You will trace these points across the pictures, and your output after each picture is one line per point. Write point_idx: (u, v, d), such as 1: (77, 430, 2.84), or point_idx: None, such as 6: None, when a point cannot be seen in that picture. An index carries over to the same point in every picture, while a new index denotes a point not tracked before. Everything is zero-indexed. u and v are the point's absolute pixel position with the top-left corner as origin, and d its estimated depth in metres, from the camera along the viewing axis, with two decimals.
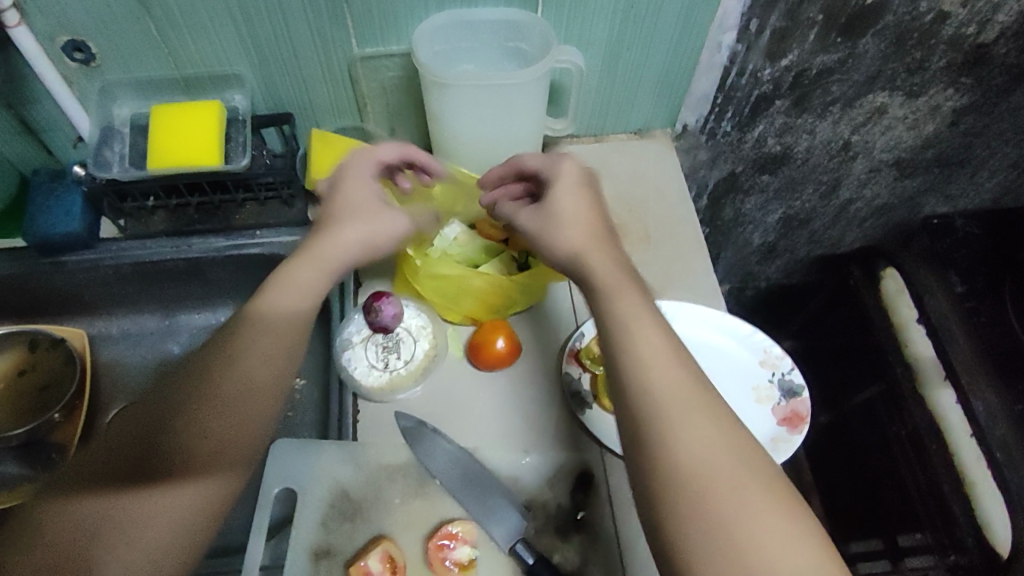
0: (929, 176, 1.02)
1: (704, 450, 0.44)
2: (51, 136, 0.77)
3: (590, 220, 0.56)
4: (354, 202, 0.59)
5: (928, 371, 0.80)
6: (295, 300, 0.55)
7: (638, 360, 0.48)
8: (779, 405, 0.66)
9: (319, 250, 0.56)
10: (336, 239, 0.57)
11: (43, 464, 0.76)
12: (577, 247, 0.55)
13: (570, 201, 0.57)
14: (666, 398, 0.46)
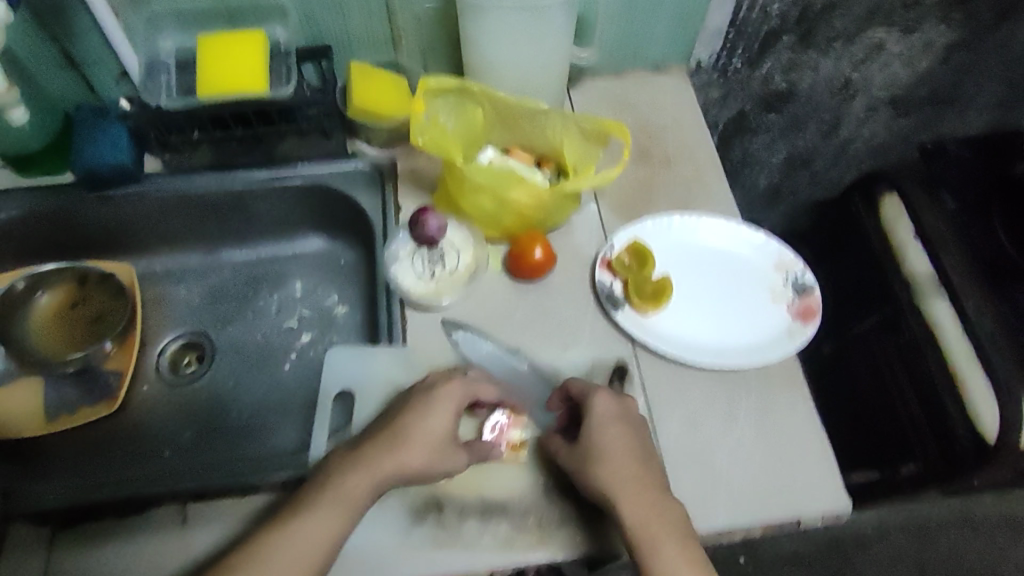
0: (921, 114, 1.09)
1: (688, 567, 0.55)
2: (94, 71, 0.79)
3: (631, 454, 0.59)
4: (432, 431, 0.60)
5: (924, 284, 0.88)
6: (344, 495, 0.57)
7: (647, 526, 0.56)
8: (793, 301, 0.72)
9: (383, 470, 0.58)
10: (404, 467, 0.58)
11: (100, 390, 0.80)
12: (610, 477, 0.58)
13: (610, 436, 0.59)
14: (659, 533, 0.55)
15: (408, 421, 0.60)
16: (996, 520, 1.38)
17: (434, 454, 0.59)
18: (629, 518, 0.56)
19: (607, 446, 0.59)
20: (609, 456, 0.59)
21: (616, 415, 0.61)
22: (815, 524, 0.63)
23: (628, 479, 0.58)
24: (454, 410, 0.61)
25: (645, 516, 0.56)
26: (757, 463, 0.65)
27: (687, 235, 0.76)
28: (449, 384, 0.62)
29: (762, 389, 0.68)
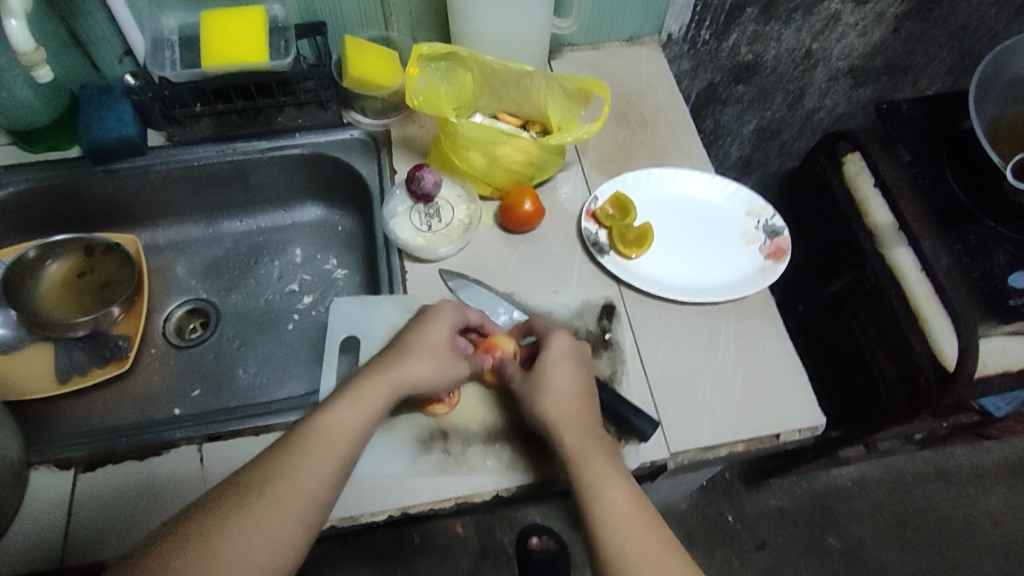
0: (879, 84, 1.17)
1: (617, 485, 0.57)
2: (98, 51, 0.83)
3: (580, 389, 0.63)
4: (431, 340, 0.65)
5: (886, 234, 0.96)
6: (362, 394, 0.61)
7: (584, 447, 0.60)
8: (765, 243, 0.78)
9: (390, 377, 0.62)
10: (412, 374, 0.63)
11: (110, 352, 0.84)
12: (556, 411, 0.61)
13: (562, 372, 0.64)
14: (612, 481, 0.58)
15: (410, 334, 0.65)
16: (968, 472, 1.45)
17: (440, 358, 0.65)
18: (569, 436, 0.60)
19: (561, 379, 0.63)
20: (560, 388, 0.63)
21: (571, 355, 0.65)
22: (792, 439, 0.69)
23: (572, 410, 0.61)
24: (451, 323, 0.67)
25: (581, 444, 0.60)
26: (737, 386, 0.70)
27: (666, 188, 0.81)
28: (443, 304, 0.68)
29: (739, 322, 0.74)
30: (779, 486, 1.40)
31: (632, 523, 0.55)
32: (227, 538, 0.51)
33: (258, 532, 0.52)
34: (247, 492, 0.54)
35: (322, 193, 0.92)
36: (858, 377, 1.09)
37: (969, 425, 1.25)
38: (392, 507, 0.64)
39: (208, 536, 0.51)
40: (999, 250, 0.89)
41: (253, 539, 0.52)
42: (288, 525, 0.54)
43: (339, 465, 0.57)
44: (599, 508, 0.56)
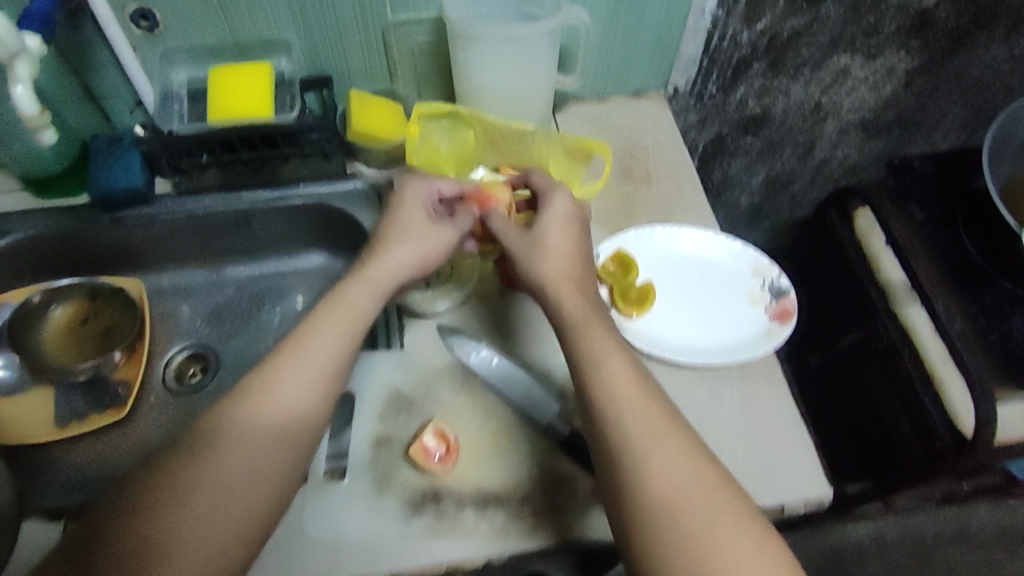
0: (891, 136, 1.15)
1: (624, 377, 0.59)
2: (110, 102, 0.85)
3: (573, 249, 0.67)
4: (411, 225, 0.69)
5: (898, 292, 0.94)
6: (351, 307, 0.64)
7: (587, 328, 0.62)
8: (770, 304, 0.76)
9: (374, 275, 0.66)
10: (392, 268, 0.67)
11: (109, 398, 0.83)
12: (551, 275, 0.65)
13: (557, 230, 0.67)
14: (642, 445, 0.55)
15: (388, 227, 0.69)
16: (992, 534, 1.38)
17: (417, 231, 0.69)
18: (566, 299, 0.63)
19: (556, 242, 0.67)
20: (553, 248, 0.66)
21: (564, 214, 0.69)
22: (797, 511, 0.66)
23: (559, 270, 0.65)
24: (422, 202, 0.71)
25: (577, 320, 0.62)
26: (740, 454, 0.67)
27: (670, 245, 0.80)
28: (413, 182, 0.72)
29: (742, 385, 0.72)
30: (792, 546, 1.35)
31: (652, 439, 0.55)
32: (217, 454, 0.55)
33: (246, 442, 0.56)
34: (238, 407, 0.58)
35: (326, 241, 0.92)
36: (873, 437, 1.05)
37: (992, 486, 1.20)
38: (381, 571, 0.62)
39: (204, 451, 0.55)
40: (1016, 312, 0.87)
41: (237, 453, 0.55)
42: (273, 430, 0.57)
43: (323, 378, 0.60)
44: (623, 448, 0.55)
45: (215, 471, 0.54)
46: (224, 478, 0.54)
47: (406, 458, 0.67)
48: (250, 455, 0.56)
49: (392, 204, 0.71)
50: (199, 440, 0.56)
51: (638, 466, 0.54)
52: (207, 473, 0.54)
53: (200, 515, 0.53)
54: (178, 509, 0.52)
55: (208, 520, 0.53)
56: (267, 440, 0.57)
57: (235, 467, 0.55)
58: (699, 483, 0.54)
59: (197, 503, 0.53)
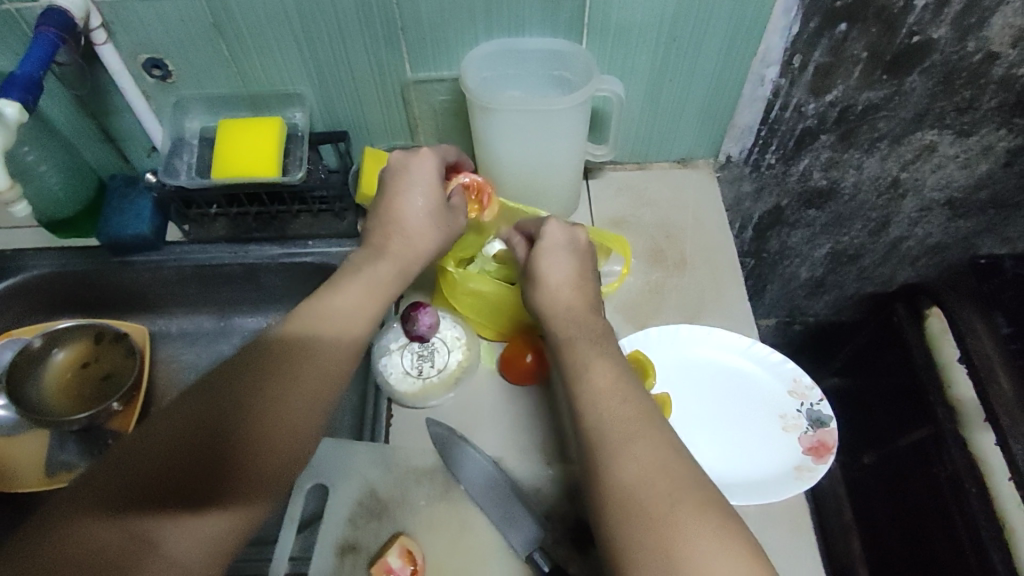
0: (984, 217, 1.00)
1: (635, 407, 0.52)
2: (127, 145, 0.83)
3: (578, 276, 0.63)
4: (424, 201, 0.64)
5: (971, 414, 0.80)
6: (413, 243, 0.63)
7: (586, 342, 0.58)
8: (807, 434, 0.66)
9: (402, 255, 0.63)
10: (413, 245, 0.63)
11: (99, 449, 0.81)
12: (554, 291, 0.62)
13: (566, 254, 0.63)
14: (620, 438, 0.50)
15: (397, 203, 0.64)
16: None
17: (424, 231, 0.64)
18: (580, 344, 0.58)
19: (555, 265, 0.63)
20: (555, 276, 0.62)
21: (572, 243, 0.64)
22: None
23: (575, 324, 0.60)
24: (435, 182, 0.65)
25: (604, 383, 0.54)
26: None
27: (695, 349, 0.70)
28: (419, 154, 0.65)
29: (762, 535, 0.61)
30: None
31: (636, 436, 0.50)
32: (284, 376, 0.53)
33: (310, 366, 0.55)
34: (298, 330, 0.56)
35: None
36: (917, 551, 0.89)
37: None
38: None
39: (272, 369, 0.54)
40: None
41: (308, 374, 0.54)
42: (337, 357, 0.57)
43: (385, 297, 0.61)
44: (612, 474, 0.49)
45: (284, 399, 0.53)
46: (294, 403, 0.53)
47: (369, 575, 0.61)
48: (320, 379, 0.55)
49: (395, 170, 0.65)
50: (266, 363, 0.54)
51: (624, 482, 0.48)
52: (279, 393, 0.53)
53: (277, 410, 0.52)
54: (251, 430, 0.51)
55: (282, 443, 0.52)
56: (333, 369, 0.56)
57: (303, 380, 0.54)
58: (704, 521, 0.45)
59: (261, 405, 0.52)
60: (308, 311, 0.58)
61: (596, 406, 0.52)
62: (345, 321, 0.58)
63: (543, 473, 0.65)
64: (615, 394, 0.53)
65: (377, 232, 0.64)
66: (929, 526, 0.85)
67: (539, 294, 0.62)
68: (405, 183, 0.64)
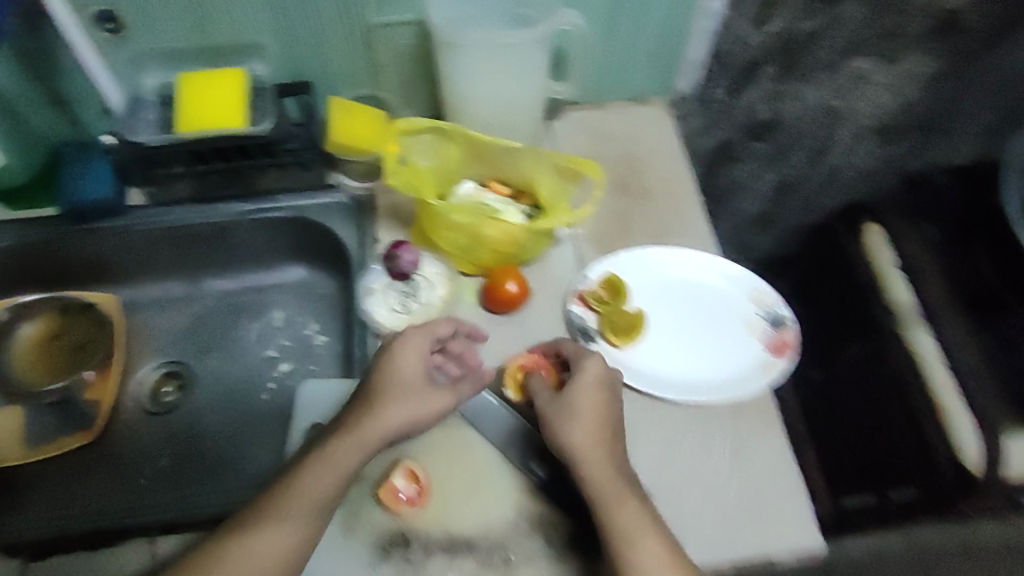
0: (914, 140, 1.06)
1: (661, 552, 0.55)
2: (78, 106, 0.80)
3: (603, 414, 0.60)
4: (405, 382, 0.61)
5: (907, 315, 0.88)
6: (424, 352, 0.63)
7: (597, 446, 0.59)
8: (769, 335, 0.72)
9: (415, 371, 0.62)
10: (389, 421, 0.60)
11: (77, 419, 0.80)
12: (578, 438, 0.59)
13: (589, 397, 0.61)
14: (637, 525, 0.56)
15: (380, 381, 0.61)
16: (1001, 549, 1.34)
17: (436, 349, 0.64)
18: (615, 488, 0.57)
19: (581, 409, 0.60)
20: (583, 415, 0.60)
21: (597, 379, 0.62)
22: (786, 563, 0.62)
23: (606, 460, 0.58)
24: (423, 353, 0.63)
25: (608, 480, 0.57)
26: (729, 497, 0.64)
27: (662, 269, 0.75)
28: (407, 336, 0.63)
29: (736, 425, 0.67)
30: None
31: (642, 533, 0.55)
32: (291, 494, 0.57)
33: (315, 477, 0.58)
34: (312, 452, 0.60)
35: (307, 254, 0.88)
36: (868, 450, 0.96)
37: None
38: None
39: (284, 492, 0.58)
40: None
41: (316, 489, 0.57)
42: (343, 469, 0.58)
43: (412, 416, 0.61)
44: (630, 558, 0.54)
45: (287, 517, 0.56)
46: (301, 508, 0.57)
47: (375, 499, 0.63)
48: (323, 496, 0.57)
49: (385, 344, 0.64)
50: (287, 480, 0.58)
51: (646, 574, 0.54)
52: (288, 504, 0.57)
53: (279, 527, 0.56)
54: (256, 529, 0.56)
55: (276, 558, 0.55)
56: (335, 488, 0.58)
57: (308, 499, 0.57)
58: None
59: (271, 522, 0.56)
60: (325, 446, 0.59)
61: (609, 504, 0.57)
62: (360, 442, 0.59)
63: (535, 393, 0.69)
64: (630, 500, 0.57)
65: (362, 400, 0.61)
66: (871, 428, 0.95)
67: (551, 418, 0.60)
68: (400, 351, 0.63)
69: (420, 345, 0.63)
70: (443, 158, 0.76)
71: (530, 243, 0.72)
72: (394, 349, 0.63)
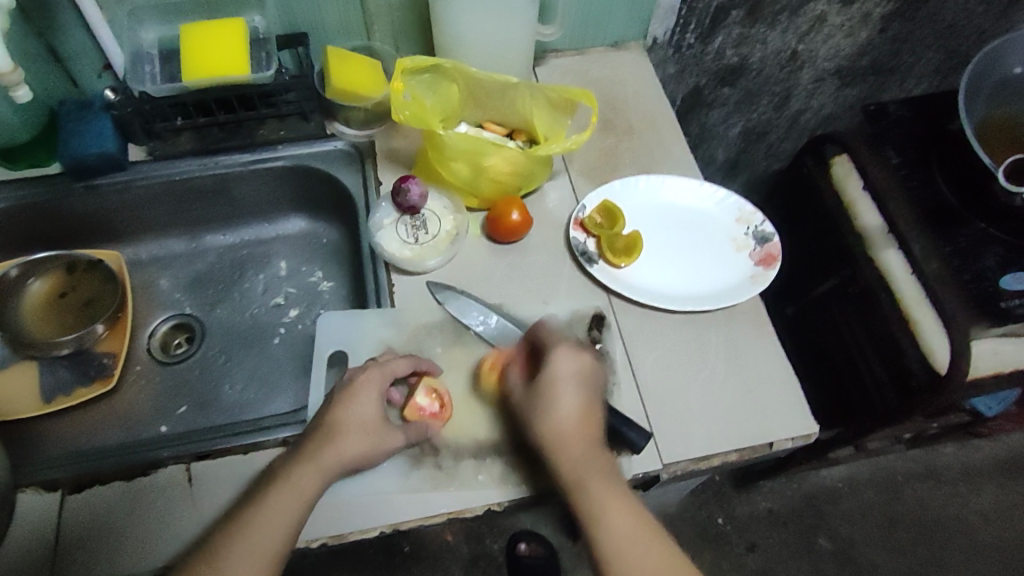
0: (866, 84, 1.16)
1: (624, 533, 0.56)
2: (75, 63, 0.81)
3: (587, 411, 0.60)
4: (357, 420, 0.60)
5: (874, 235, 0.96)
6: (367, 399, 0.61)
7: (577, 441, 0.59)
8: (755, 250, 0.78)
9: (359, 421, 0.60)
10: (344, 451, 0.58)
11: (94, 370, 0.79)
12: (564, 427, 0.59)
13: (570, 391, 0.61)
14: (609, 506, 0.57)
15: (335, 415, 0.60)
16: (957, 471, 1.45)
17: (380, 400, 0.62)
18: (585, 470, 0.58)
19: (559, 406, 0.60)
20: (552, 412, 0.60)
21: (569, 374, 0.61)
22: (785, 447, 0.68)
23: (580, 449, 0.59)
24: (377, 398, 0.62)
25: (581, 462, 0.58)
26: (726, 396, 0.70)
27: (655, 196, 0.81)
28: (365, 372, 0.63)
29: (729, 329, 0.74)
30: (771, 489, 1.40)
31: (617, 514, 0.57)
32: (248, 530, 0.54)
33: (274, 512, 0.55)
34: (268, 486, 0.57)
35: (308, 204, 0.91)
36: (846, 377, 1.08)
37: (959, 424, 1.27)
38: (383, 524, 0.61)
39: (244, 526, 0.55)
40: (988, 252, 0.90)
41: (264, 533, 0.54)
42: (302, 501, 0.56)
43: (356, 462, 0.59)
44: (607, 530, 0.56)
45: (238, 567, 0.53)
46: (263, 541, 0.54)
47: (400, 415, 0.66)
48: (272, 542, 0.54)
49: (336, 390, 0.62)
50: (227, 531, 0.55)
51: (620, 549, 0.56)
52: (246, 539, 0.54)
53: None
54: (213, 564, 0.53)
55: None
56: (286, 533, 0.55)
57: (258, 549, 0.54)
58: None
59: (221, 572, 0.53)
60: (281, 476, 0.57)
61: (579, 480, 0.58)
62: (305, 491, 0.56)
63: (542, 312, 0.74)
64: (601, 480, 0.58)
65: (317, 432, 0.59)
66: (847, 357, 1.06)
67: (542, 420, 0.60)
68: (348, 399, 0.61)
69: (377, 395, 0.62)
70: (441, 97, 0.79)
71: (530, 174, 0.77)
72: (341, 398, 0.61)
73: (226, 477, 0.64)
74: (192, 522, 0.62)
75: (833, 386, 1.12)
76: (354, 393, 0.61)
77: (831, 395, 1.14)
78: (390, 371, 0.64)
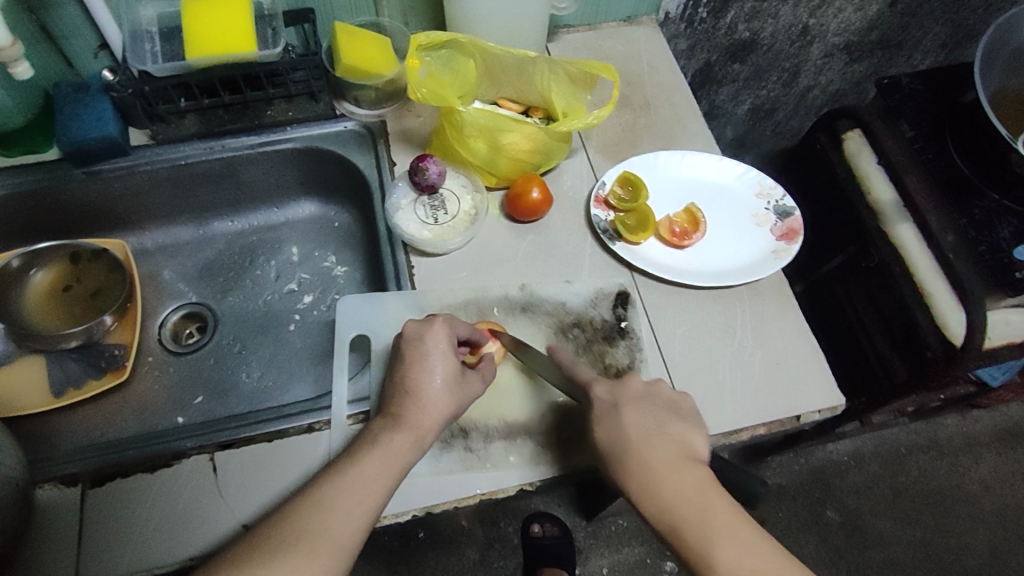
0: (874, 59, 1.16)
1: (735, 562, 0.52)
2: (71, 43, 0.77)
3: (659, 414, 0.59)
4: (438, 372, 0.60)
5: (890, 211, 0.95)
6: (442, 355, 0.61)
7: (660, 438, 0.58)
8: (776, 224, 0.77)
9: (445, 376, 0.60)
10: (435, 412, 0.59)
11: (105, 362, 0.76)
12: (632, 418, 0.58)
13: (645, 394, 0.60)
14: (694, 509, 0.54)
15: (416, 379, 0.59)
16: (959, 441, 1.47)
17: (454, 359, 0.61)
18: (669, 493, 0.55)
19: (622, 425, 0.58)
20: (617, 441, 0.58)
21: (655, 423, 0.58)
22: (812, 421, 0.68)
23: (660, 472, 0.56)
24: (448, 349, 0.61)
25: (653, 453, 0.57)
26: (756, 369, 0.69)
27: (674, 172, 0.81)
28: (432, 327, 0.62)
29: (754, 304, 0.73)
30: (778, 464, 1.41)
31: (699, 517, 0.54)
32: (343, 478, 0.54)
33: (373, 461, 0.55)
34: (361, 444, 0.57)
35: (316, 186, 0.88)
36: (860, 351, 1.07)
37: (964, 395, 1.28)
38: (415, 508, 0.60)
39: (342, 473, 0.55)
40: (1003, 223, 0.90)
41: (360, 475, 0.54)
42: (399, 451, 0.56)
43: (449, 415, 0.60)
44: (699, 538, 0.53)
45: (337, 501, 0.53)
46: (354, 498, 0.53)
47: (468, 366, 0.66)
48: (369, 485, 0.54)
49: (411, 343, 0.61)
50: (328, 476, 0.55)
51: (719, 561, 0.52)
52: (342, 495, 0.53)
53: (330, 509, 0.52)
54: (311, 509, 0.52)
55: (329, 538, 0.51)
56: (382, 475, 0.55)
57: (353, 491, 0.53)
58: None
59: (320, 508, 0.52)
60: (378, 440, 0.57)
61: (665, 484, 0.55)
62: (403, 442, 0.57)
63: (568, 292, 0.72)
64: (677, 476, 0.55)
65: (402, 396, 0.59)
66: (862, 331, 1.05)
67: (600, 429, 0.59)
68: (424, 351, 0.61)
69: (444, 347, 0.61)
70: (455, 72, 0.77)
71: (552, 151, 0.76)
72: (418, 348, 0.61)
73: (253, 467, 0.63)
74: (217, 515, 0.60)
75: (846, 360, 1.11)
76: (430, 344, 0.61)
77: (845, 369, 1.13)
78: (457, 326, 0.63)
